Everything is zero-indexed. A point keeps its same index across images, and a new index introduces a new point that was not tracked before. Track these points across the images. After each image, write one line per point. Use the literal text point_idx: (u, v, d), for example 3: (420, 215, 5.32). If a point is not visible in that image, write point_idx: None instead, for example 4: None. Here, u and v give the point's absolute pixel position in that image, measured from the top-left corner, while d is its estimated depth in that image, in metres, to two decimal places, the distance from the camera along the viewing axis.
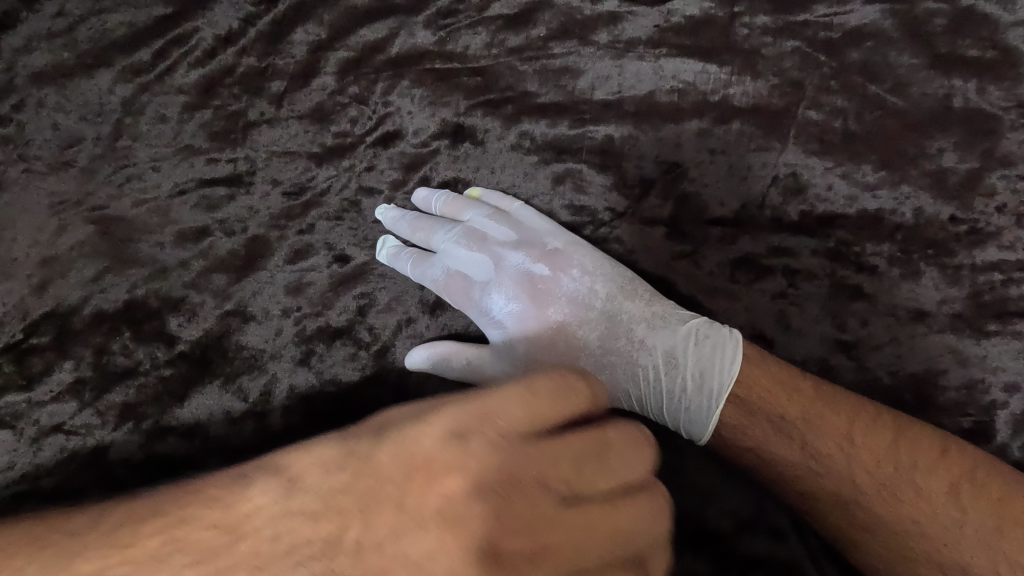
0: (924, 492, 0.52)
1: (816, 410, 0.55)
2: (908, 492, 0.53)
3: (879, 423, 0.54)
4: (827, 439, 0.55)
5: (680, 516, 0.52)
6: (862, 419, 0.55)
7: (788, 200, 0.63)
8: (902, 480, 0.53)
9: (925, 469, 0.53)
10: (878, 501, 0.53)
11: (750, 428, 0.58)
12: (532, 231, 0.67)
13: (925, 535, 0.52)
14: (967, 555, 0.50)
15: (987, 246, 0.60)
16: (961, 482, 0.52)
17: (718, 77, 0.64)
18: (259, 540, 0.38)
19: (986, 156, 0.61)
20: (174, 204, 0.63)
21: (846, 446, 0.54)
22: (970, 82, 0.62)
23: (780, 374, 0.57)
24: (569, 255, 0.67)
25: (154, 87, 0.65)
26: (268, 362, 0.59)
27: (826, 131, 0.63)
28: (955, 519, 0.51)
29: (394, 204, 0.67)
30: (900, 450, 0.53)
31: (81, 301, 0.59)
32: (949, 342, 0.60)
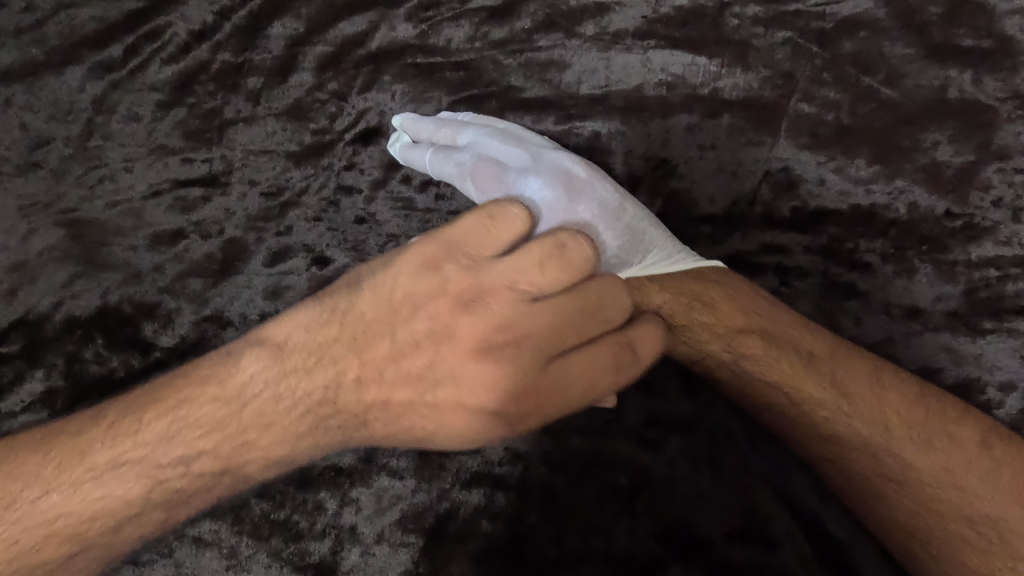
0: (958, 441, 0.51)
1: (838, 351, 0.54)
2: (943, 440, 0.51)
3: (905, 372, 0.54)
4: (855, 378, 0.53)
5: (672, 524, 0.52)
6: (885, 368, 0.53)
7: (779, 196, 0.61)
8: (933, 427, 0.52)
9: (957, 418, 0.52)
10: (909, 447, 0.52)
11: (768, 369, 0.55)
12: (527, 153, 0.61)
13: (956, 489, 0.51)
14: (1002, 509, 0.50)
15: (983, 241, 0.59)
16: (994, 434, 0.51)
17: (708, 70, 0.62)
18: (261, 403, 0.50)
19: (983, 149, 0.60)
20: (148, 206, 0.62)
21: (876, 390, 0.53)
22: (966, 73, 0.60)
23: (799, 316, 0.56)
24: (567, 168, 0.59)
25: (126, 84, 0.63)
26: None
27: (818, 124, 0.61)
28: (990, 469, 0.50)
29: (357, 197, 0.63)
30: (926, 394, 0.53)
31: (52, 309, 0.60)
32: (943, 340, 0.59)
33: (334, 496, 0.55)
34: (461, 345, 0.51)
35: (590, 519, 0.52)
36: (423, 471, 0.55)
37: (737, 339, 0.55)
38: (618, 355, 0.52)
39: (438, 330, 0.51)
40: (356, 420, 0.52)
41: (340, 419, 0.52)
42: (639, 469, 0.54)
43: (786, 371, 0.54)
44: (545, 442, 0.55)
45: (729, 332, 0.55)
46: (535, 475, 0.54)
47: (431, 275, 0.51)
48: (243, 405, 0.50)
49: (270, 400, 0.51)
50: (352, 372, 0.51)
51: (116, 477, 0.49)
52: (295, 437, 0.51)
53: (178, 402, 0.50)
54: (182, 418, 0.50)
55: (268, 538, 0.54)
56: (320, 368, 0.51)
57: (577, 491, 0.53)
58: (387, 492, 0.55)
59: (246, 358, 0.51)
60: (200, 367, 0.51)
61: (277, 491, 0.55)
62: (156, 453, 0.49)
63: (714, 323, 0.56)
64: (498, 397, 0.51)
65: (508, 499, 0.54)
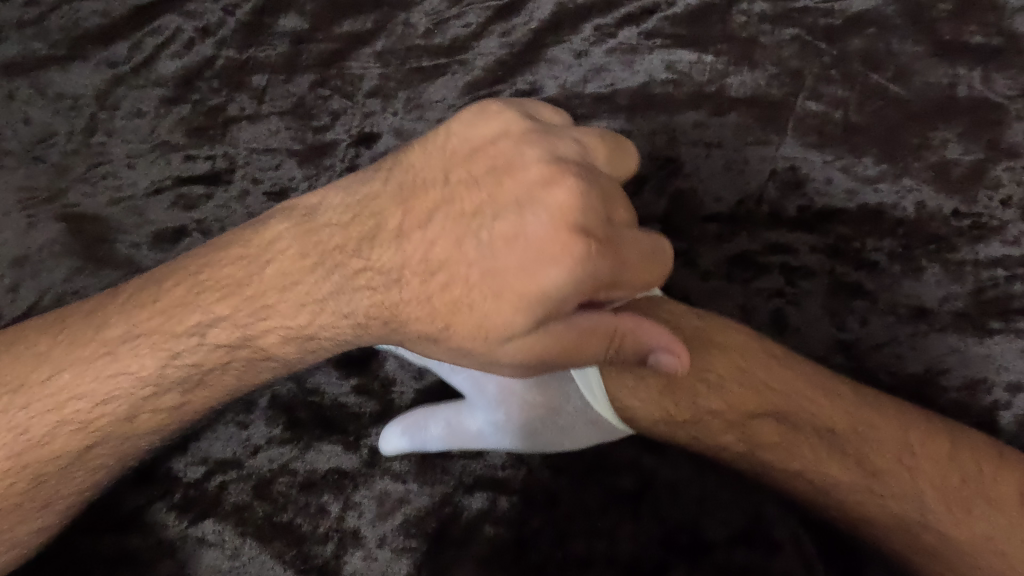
0: (998, 504, 0.50)
1: (864, 415, 0.53)
2: (982, 506, 0.50)
3: (934, 431, 0.52)
4: (883, 451, 0.52)
5: (675, 528, 0.52)
6: (925, 424, 0.52)
7: (786, 195, 0.61)
8: (970, 492, 0.50)
9: (994, 479, 0.51)
10: (947, 517, 0.50)
11: (789, 454, 0.53)
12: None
13: (1002, 556, 0.49)
14: None
15: (991, 241, 0.59)
16: None
17: (715, 68, 0.62)
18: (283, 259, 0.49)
19: (992, 147, 0.59)
20: (150, 204, 0.62)
21: (908, 447, 0.52)
22: (975, 70, 0.59)
23: (818, 379, 0.54)
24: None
25: (130, 80, 0.63)
26: None
27: (825, 123, 0.61)
28: None
29: None
30: (958, 455, 0.51)
31: (54, 306, 0.59)
32: (950, 341, 0.59)
33: (337, 499, 0.54)
34: (502, 191, 0.45)
35: (594, 524, 0.52)
36: (425, 473, 0.55)
37: (755, 424, 0.53)
38: (642, 270, 0.45)
39: (470, 195, 0.46)
40: (387, 313, 0.46)
41: (370, 277, 0.46)
42: (644, 472, 0.54)
43: (815, 436, 0.53)
44: (548, 446, 0.56)
45: (744, 417, 0.54)
46: (538, 479, 0.54)
47: (484, 137, 0.47)
48: (264, 262, 0.49)
49: (288, 261, 0.48)
50: (394, 223, 0.47)
51: (130, 349, 0.49)
52: (303, 329, 0.48)
53: (200, 268, 0.51)
54: (200, 282, 0.50)
55: (271, 540, 0.53)
56: (341, 249, 0.48)
57: (582, 494, 0.53)
58: (390, 495, 0.54)
59: (275, 220, 0.51)
60: (225, 237, 0.52)
61: (280, 493, 0.54)
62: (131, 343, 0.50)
63: (726, 408, 0.54)
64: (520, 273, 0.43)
65: (511, 504, 0.54)
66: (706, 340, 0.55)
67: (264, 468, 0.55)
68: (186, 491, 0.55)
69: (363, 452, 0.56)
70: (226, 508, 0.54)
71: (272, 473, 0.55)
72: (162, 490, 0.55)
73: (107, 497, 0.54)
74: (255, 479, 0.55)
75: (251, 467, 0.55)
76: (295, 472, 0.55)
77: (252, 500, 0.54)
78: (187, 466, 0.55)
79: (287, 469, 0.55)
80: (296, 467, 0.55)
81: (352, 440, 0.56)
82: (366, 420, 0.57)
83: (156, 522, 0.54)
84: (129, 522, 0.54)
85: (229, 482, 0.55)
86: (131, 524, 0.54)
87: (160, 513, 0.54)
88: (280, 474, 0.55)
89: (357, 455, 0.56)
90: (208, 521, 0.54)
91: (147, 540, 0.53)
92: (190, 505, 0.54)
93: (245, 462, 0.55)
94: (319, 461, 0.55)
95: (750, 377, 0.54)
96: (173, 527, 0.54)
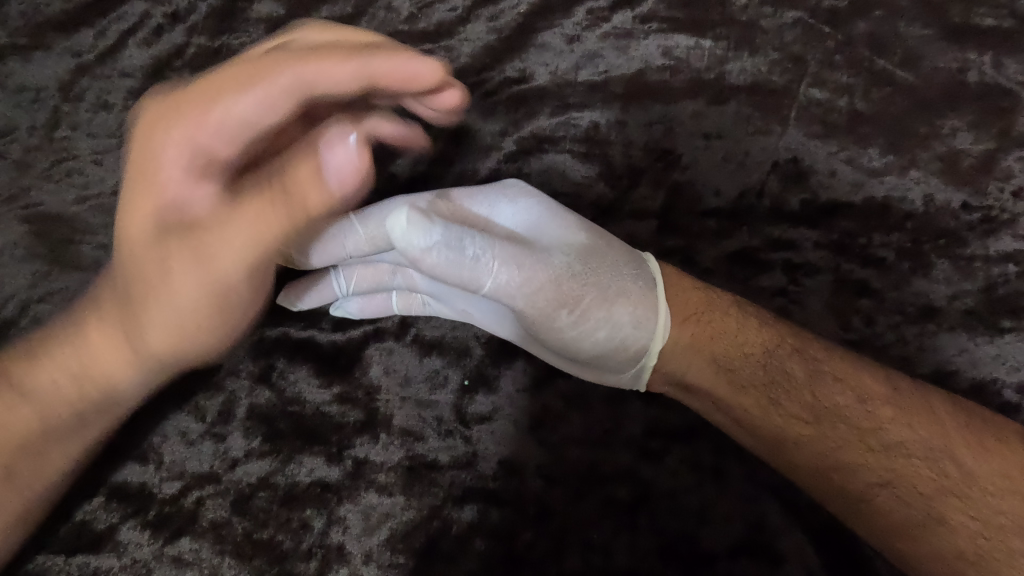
0: None
1: (835, 364, 0.52)
2: None
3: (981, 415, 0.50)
4: (923, 424, 0.50)
5: (673, 539, 0.50)
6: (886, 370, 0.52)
7: (788, 188, 0.58)
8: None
9: None
10: (998, 493, 0.47)
11: (811, 406, 0.52)
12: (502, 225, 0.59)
13: None
14: None
15: (1001, 235, 0.56)
16: None
17: (713, 53, 0.59)
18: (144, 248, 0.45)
19: (1003, 136, 0.56)
20: (118, 201, 0.58)
21: (878, 393, 0.51)
22: (985, 55, 0.57)
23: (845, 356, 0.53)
24: (561, 212, 0.58)
25: (94, 69, 0.59)
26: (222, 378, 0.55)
27: (829, 111, 0.58)
28: None
29: None
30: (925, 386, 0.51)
31: (14, 314, 0.56)
32: (959, 341, 0.55)
33: (320, 513, 0.52)
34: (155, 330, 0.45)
35: (587, 536, 0.50)
36: (412, 485, 0.52)
37: (786, 364, 0.53)
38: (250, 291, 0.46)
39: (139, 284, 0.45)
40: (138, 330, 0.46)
41: (115, 359, 0.46)
42: (640, 482, 0.52)
43: (798, 403, 0.52)
44: (540, 454, 0.53)
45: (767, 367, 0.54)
46: (529, 489, 0.52)
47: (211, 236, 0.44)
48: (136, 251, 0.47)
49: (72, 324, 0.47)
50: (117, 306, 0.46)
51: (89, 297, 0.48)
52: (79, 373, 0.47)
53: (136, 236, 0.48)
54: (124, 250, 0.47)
55: (251, 558, 0.51)
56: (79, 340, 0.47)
57: (575, 506, 0.51)
58: (375, 509, 0.52)
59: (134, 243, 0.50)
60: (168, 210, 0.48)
61: (259, 508, 0.52)
62: (79, 352, 0.47)
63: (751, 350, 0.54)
64: (179, 299, 0.44)
65: (502, 516, 0.51)
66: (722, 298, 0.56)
67: (244, 482, 0.53)
68: (162, 508, 0.52)
69: (347, 463, 0.53)
70: (204, 525, 0.51)
71: (252, 487, 0.52)
72: (135, 507, 0.52)
73: (77, 519, 0.51)
74: (234, 493, 0.52)
75: (229, 481, 0.53)
76: (277, 485, 0.52)
77: (231, 516, 0.52)
78: (162, 480, 0.53)
79: (267, 483, 0.53)
80: (277, 480, 0.53)
81: (336, 451, 0.53)
82: (350, 430, 0.54)
83: (127, 543, 0.51)
84: (99, 542, 0.51)
85: (206, 498, 0.52)
86: (102, 544, 0.51)
87: (133, 533, 0.51)
88: (259, 488, 0.52)
89: (340, 467, 0.53)
90: (185, 539, 0.51)
91: (121, 560, 0.51)
92: (165, 525, 0.51)
93: (223, 475, 0.53)
94: (299, 473, 0.53)
95: (717, 333, 0.55)
96: (146, 547, 0.51)
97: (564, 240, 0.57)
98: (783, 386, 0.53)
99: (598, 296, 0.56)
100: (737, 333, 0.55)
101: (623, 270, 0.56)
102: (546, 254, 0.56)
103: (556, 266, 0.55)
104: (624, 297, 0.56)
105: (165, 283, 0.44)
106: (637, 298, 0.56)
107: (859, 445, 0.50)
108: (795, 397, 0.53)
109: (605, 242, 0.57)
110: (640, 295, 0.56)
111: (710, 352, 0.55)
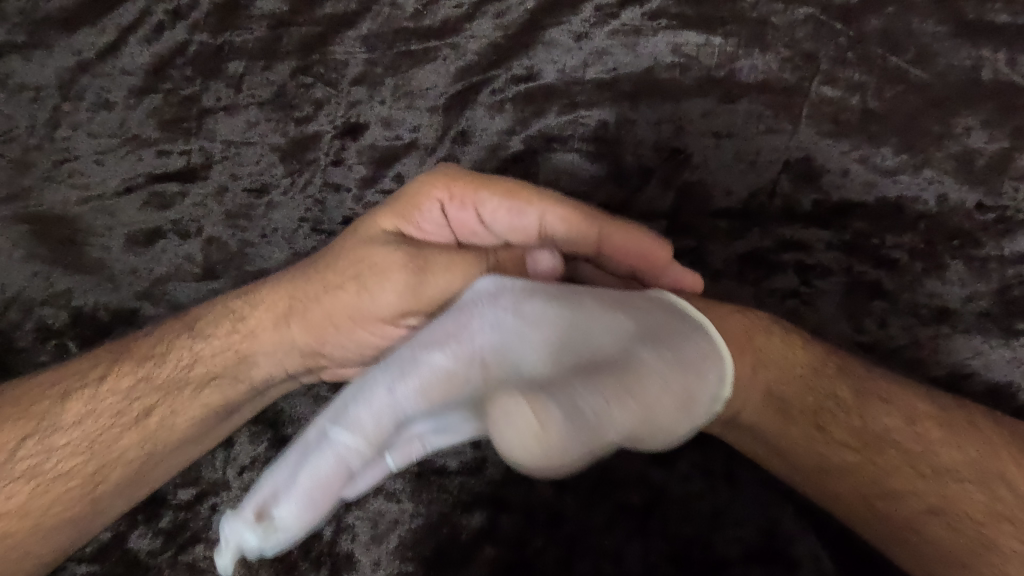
0: None
1: (881, 385, 0.50)
2: None
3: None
4: (965, 441, 0.48)
5: (686, 544, 0.49)
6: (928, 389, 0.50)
7: (800, 188, 0.57)
8: None
9: None
10: None
11: (845, 422, 0.49)
12: (527, 346, 0.46)
13: None
14: None
15: (1017, 235, 0.54)
16: None
17: (724, 51, 0.58)
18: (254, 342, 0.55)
19: (1019, 135, 0.55)
20: (121, 203, 0.58)
21: (922, 409, 0.49)
22: (1001, 52, 0.55)
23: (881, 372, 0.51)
24: (573, 301, 0.48)
25: (95, 67, 0.58)
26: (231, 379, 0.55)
27: (841, 110, 0.57)
28: None
29: (345, 195, 0.59)
30: (967, 404, 0.49)
31: (21, 316, 0.57)
32: (974, 343, 0.55)
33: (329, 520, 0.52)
34: (302, 319, 0.55)
35: (598, 543, 0.50)
36: (420, 491, 0.52)
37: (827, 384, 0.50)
38: (378, 285, 0.54)
39: (270, 336, 0.55)
40: (235, 360, 0.55)
41: (216, 385, 0.55)
42: (652, 487, 0.51)
43: (844, 428, 0.49)
44: None
45: (807, 389, 0.50)
46: (538, 495, 0.51)
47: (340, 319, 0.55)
48: (248, 338, 0.55)
49: (139, 388, 0.53)
50: (238, 348, 0.55)
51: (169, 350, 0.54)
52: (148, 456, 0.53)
53: (230, 325, 0.55)
54: (226, 344, 0.55)
55: (259, 568, 0.52)
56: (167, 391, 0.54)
57: (586, 514, 0.50)
58: (383, 515, 0.52)
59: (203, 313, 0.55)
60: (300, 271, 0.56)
61: None
62: (174, 377, 0.54)
63: (793, 372, 0.51)
64: (280, 335, 0.55)
65: (512, 522, 0.51)
66: (765, 326, 0.51)
67: (253, 488, 0.54)
68: (175, 515, 0.53)
69: None
70: (215, 531, 0.53)
71: None
72: (148, 514, 0.53)
73: None
74: (244, 500, 0.53)
75: (238, 488, 0.54)
76: None
77: None
78: (176, 487, 0.54)
79: None
80: None
81: None
82: None
83: (138, 549, 0.52)
84: (114, 550, 0.52)
85: (218, 505, 0.53)
86: (116, 551, 0.52)
87: (144, 540, 0.53)
88: None
89: None
90: (198, 545, 0.52)
91: (135, 566, 0.52)
92: (176, 532, 0.53)
93: (233, 482, 0.54)
94: None
95: (768, 358, 0.50)
96: (160, 554, 0.52)
97: (617, 338, 0.46)
98: (834, 407, 0.50)
99: (693, 372, 0.45)
100: (791, 357, 0.51)
101: (678, 325, 0.47)
102: (637, 363, 0.44)
103: (651, 365, 0.44)
104: (702, 355, 0.46)
105: (282, 340, 0.56)
106: (713, 357, 0.46)
107: (898, 461, 0.48)
108: (843, 421, 0.49)
109: (636, 308, 0.48)
110: (707, 345, 0.47)
111: (768, 395, 0.50)
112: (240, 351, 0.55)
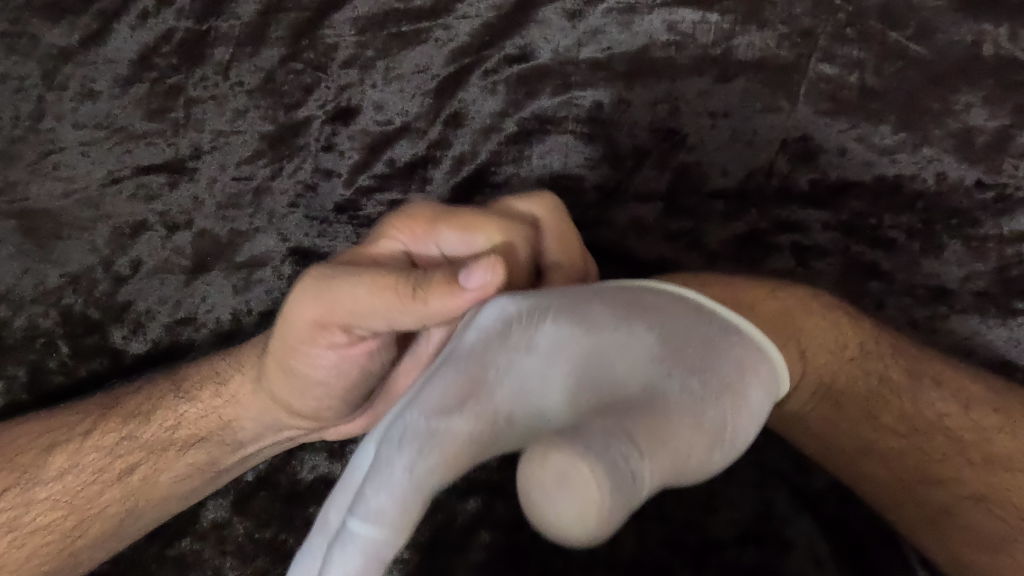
0: None
1: (936, 367, 0.53)
2: None
3: None
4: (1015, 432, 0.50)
5: (682, 527, 0.49)
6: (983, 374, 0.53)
7: (797, 168, 0.57)
8: None
9: None
10: None
11: (893, 402, 0.53)
12: (542, 384, 0.35)
13: None
14: None
15: (1016, 213, 0.54)
16: None
17: (721, 28, 0.56)
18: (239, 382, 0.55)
19: (1019, 111, 0.54)
20: (107, 194, 0.58)
21: (975, 393, 0.52)
22: (1002, 26, 0.54)
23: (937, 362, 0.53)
24: (588, 321, 0.36)
25: (79, 57, 0.57)
26: (231, 434, 0.56)
27: (839, 87, 0.56)
28: None
29: (339, 180, 0.59)
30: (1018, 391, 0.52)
31: (11, 314, 0.57)
32: (972, 324, 0.54)
33: (323, 510, 0.55)
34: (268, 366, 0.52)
35: None
36: None
37: (878, 374, 0.53)
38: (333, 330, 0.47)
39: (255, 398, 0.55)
40: (217, 422, 0.56)
41: (196, 456, 0.56)
42: None
43: (897, 413, 0.52)
44: None
45: (857, 367, 0.53)
46: None
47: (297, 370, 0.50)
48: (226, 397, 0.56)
49: (120, 450, 0.56)
50: (226, 413, 0.56)
51: (150, 419, 0.56)
52: (131, 514, 0.54)
53: (215, 378, 0.56)
54: (208, 402, 0.56)
55: (252, 559, 0.54)
56: (147, 456, 0.56)
57: None
58: None
59: (208, 361, 0.56)
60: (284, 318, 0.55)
61: (258, 508, 0.55)
62: (148, 425, 0.56)
63: (837, 354, 0.53)
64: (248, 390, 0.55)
65: (509, 506, 0.52)
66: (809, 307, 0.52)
67: (243, 481, 0.56)
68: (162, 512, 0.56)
69: (349, 458, 0.56)
70: (206, 525, 0.55)
71: (251, 486, 0.56)
72: None
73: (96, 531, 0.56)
74: (235, 493, 0.56)
75: (229, 483, 0.56)
76: (278, 484, 0.56)
77: (232, 516, 0.55)
78: None
79: (267, 481, 0.56)
80: (279, 479, 0.56)
81: (338, 448, 0.56)
82: None
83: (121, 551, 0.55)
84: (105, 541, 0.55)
85: (209, 499, 0.56)
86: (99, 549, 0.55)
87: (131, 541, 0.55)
88: (258, 488, 0.56)
89: (343, 462, 0.56)
90: (186, 540, 0.55)
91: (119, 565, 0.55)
92: (163, 532, 0.56)
93: (223, 477, 0.56)
94: (302, 469, 0.56)
95: (817, 338, 0.51)
96: (149, 551, 0.55)
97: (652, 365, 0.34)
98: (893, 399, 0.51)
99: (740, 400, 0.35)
100: (862, 343, 0.53)
101: (713, 330, 0.37)
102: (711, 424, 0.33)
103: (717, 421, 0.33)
104: (744, 352, 0.37)
105: (242, 406, 0.55)
106: (768, 373, 0.38)
107: (948, 450, 0.51)
108: (893, 406, 0.52)
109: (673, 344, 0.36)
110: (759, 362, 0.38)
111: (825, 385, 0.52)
112: (221, 416, 0.56)
